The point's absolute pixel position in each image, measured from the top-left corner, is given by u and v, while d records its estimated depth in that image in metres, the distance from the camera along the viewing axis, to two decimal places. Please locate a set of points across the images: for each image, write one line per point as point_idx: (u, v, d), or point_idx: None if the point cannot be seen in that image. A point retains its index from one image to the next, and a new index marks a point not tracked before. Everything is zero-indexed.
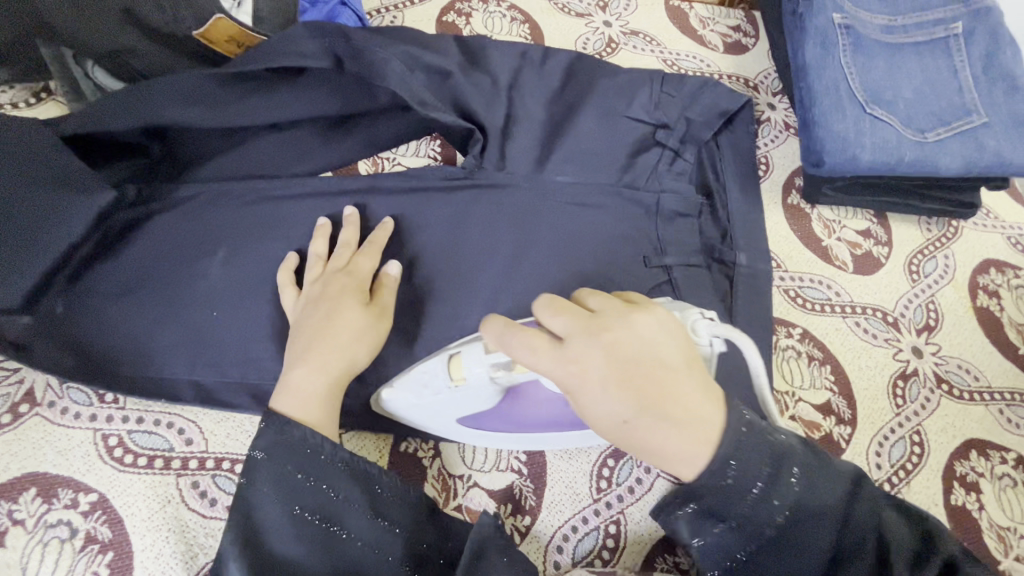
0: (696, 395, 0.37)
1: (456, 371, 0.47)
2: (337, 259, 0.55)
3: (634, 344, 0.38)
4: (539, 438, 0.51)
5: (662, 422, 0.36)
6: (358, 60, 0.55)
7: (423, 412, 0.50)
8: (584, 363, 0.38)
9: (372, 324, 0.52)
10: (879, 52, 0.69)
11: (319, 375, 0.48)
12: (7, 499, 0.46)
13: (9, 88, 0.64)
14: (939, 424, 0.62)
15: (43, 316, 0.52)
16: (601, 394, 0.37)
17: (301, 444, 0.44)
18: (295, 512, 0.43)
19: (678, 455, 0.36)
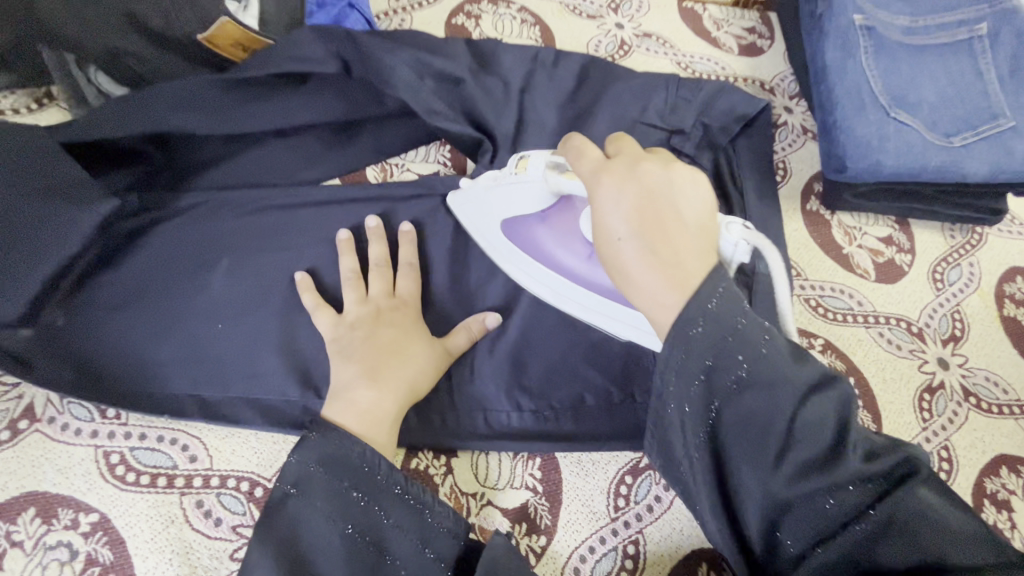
0: (695, 251, 0.38)
1: (523, 161, 0.49)
2: (382, 284, 0.54)
3: (666, 188, 0.40)
4: (559, 285, 0.53)
5: (649, 247, 0.38)
6: (366, 65, 0.54)
7: (478, 207, 0.55)
8: (613, 177, 0.41)
9: (435, 353, 0.51)
10: (902, 54, 0.67)
11: (377, 401, 0.47)
12: (4, 520, 0.44)
13: (11, 93, 0.61)
14: (968, 439, 0.59)
15: (43, 328, 0.50)
16: (610, 206, 0.40)
17: (352, 460, 0.43)
18: (347, 532, 0.41)
19: (643, 281, 0.38)
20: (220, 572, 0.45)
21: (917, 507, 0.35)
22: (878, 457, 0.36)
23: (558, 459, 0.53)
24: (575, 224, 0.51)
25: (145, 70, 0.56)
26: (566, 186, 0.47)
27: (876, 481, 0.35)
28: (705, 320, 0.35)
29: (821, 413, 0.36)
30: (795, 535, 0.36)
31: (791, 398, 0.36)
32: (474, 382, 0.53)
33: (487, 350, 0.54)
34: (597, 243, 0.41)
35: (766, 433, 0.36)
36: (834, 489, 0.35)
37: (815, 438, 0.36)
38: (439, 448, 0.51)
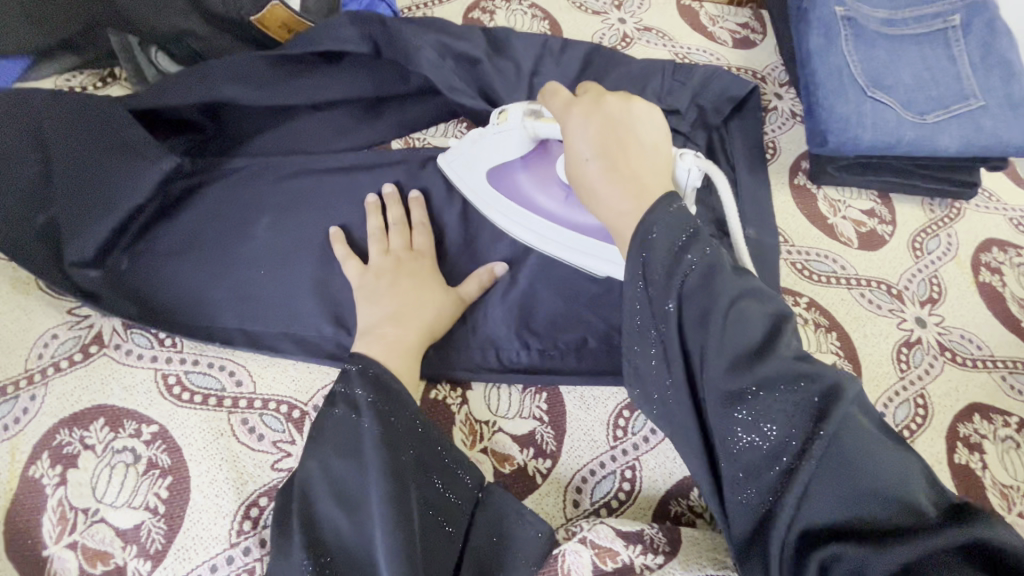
0: (652, 169, 0.45)
1: (503, 113, 0.57)
2: (401, 239, 0.60)
3: (627, 117, 0.47)
4: (543, 230, 0.59)
5: (612, 167, 0.45)
6: (394, 46, 0.61)
7: (466, 162, 0.61)
8: (579, 115, 0.49)
9: (447, 300, 0.58)
10: (880, 42, 0.73)
11: (399, 336, 0.53)
12: (78, 426, 0.50)
13: (79, 75, 0.69)
14: (943, 388, 0.64)
15: (109, 270, 0.57)
16: (579, 137, 0.48)
17: (386, 384, 0.49)
18: (383, 444, 0.45)
19: (605, 196, 0.45)
20: (263, 479, 0.50)
21: (854, 441, 0.36)
22: (813, 373, 0.37)
23: (561, 393, 0.58)
24: (553, 170, 0.59)
25: (204, 48, 0.65)
26: (543, 130, 0.55)
27: (811, 398, 0.37)
28: (658, 230, 0.41)
29: (757, 315, 0.38)
30: (743, 450, 0.38)
31: (728, 297, 0.38)
32: (486, 324, 0.59)
33: (500, 296, 0.60)
34: (571, 169, 0.49)
35: (713, 334, 0.38)
36: (773, 407, 0.37)
37: (748, 342, 0.38)
38: (455, 379, 0.57)
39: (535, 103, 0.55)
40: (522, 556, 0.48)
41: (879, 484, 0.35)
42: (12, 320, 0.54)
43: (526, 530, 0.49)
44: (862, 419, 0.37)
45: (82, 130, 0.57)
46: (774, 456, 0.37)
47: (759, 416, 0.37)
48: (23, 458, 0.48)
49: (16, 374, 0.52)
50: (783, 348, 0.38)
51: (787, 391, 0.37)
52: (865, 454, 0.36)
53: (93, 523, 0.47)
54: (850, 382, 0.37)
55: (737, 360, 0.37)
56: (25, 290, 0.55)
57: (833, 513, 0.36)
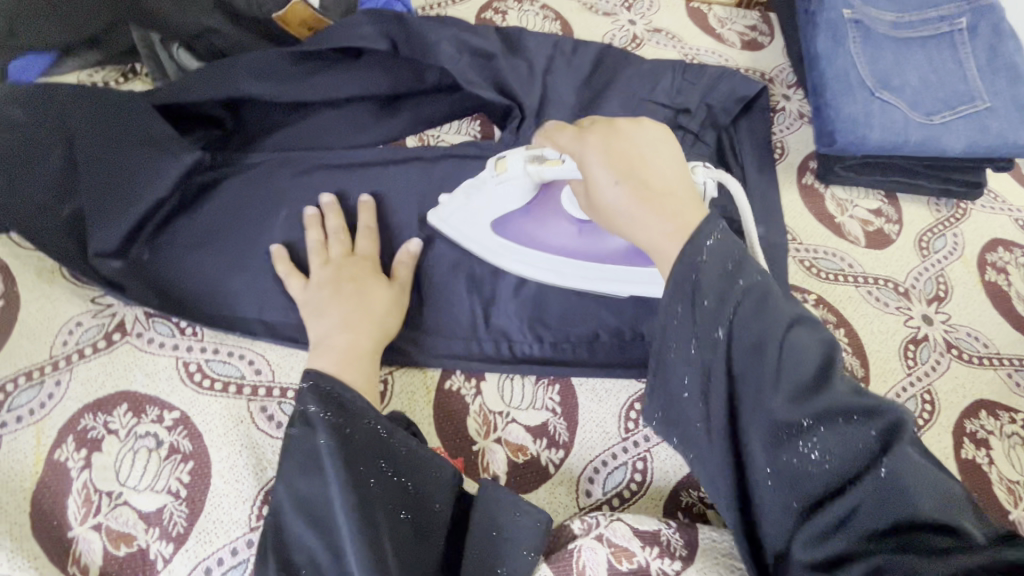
0: (682, 192, 0.44)
1: (501, 162, 0.55)
2: (341, 246, 0.59)
3: (646, 140, 0.46)
4: (562, 269, 0.59)
5: (642, 191, 0.43)
6: (411, 42, 0.63)
7: (466, 216, 0.60)
8: (594, 142, 0.47)
9: (396, 300, 0.58)
10: (887, 44, 0.74)
11: (350, 343, 0.53)
12: (102, 411, 0.51)
13: (101, 70, 0.71)
14: (950, 384, 0.65)
15: (131, 261, 0.58)
16: (598, 164, 0.46)
17: (340, 398, 0.48)
18: (342, 454, 0.44)
19: (639, 222, 0.43)
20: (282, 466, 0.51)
21: (912, 468, 0.37)
22: (876, 407, 0.39)
23: (574, 385, 0.59)
24: (557, 208, 0.58)
25: (227, 45, 0.66)
26: (549, 173, 0.53)
27: (869, 430, 0.38)
28: (708, 253, 0.40)
29: (808, 347, 0.39)
30: (798, 481, 0.39)
31: (783, 326, 0.39)
32: (500, 317, 0.60)
33: (513, 290, 0.61)
34: (593, 198, 0.47)
35: (769, 364, 0.39)
36: (829, 436, 0.38)
37: (803, 375, 0.39)
38: (470, 370, 0.59)
39: (533, 148, 0.53)
40: (522, 548, 0.47)
41: (928, 509, 0.37)
42: (37, 308, 0.55)
43: (519, 520, 0.48)
44: (914, 448, 0.39)
45: (107, 123, 0.58)
46: (828, 486, 0.38)
47: (815, 446, 0.38)
48: (48, 442, 0.50)
49: (41, 360, 0.53)
50: (838, 381, 0.39)
51: (842, 422, 0.38)
52: (918, 480, 0.37)
53: (117, 506, 0.48)
54: (904, 415, 0.39)
55: (789, 389, 0.38)
56: (50, 279, 0.57)
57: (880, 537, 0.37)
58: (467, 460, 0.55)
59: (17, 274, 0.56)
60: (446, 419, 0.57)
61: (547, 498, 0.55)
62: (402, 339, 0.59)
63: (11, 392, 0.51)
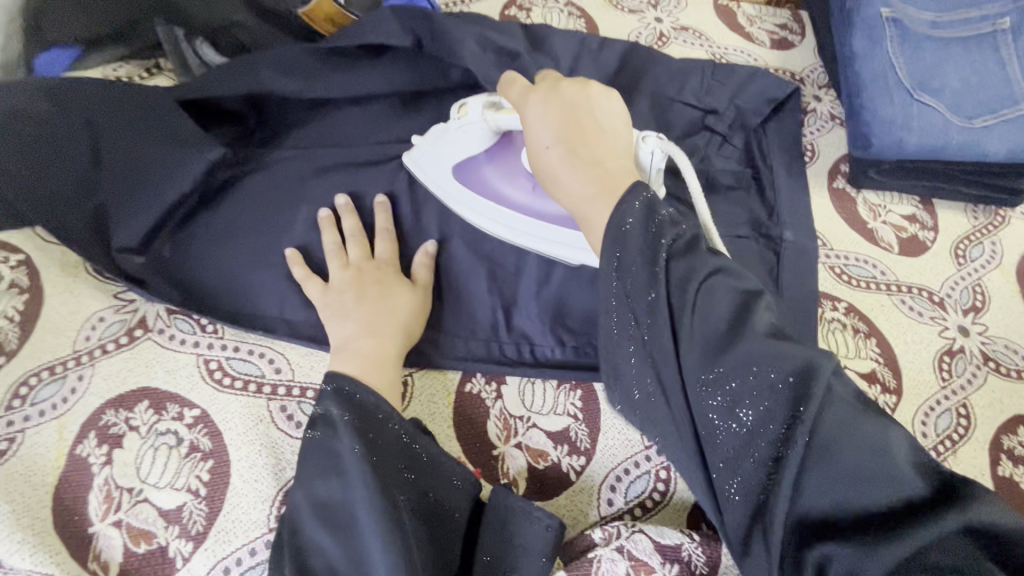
0: (615, 157, 0.45)
1: (463, 108, 0.57)
2: (359, 250, 0.59)
3: (586, 100, 0.46)
4: (515, 225, 0.58)
5: (575, 152, 0.44)
6: (438, 40, 0.61)
7: (426, 162, 0.59)
8: (534, 103, 0.47)
9: (420, 303, 0.57)
10: (926, 45, 0.71)
11: (374, 348, 0.53)
12: (124, 408, 0.51)
13: (125, 66, 0.70)
14: (987, 398, 0.63)
15: (153, 257, 0.58)
16: (539, 126, 0.46)
17: (360, 403, 0.48)
18: (369, 461, 0.45)
19: (570, 184, 0.44)
20: None
21: (836, 420, 0.35)
22: (791, 353, 0.36)
23: (597, 391, 0.58)
24: (517, 162, 0.58)
25: (252, 42, 0.66)
26: (504, 122, 0.55)
27: (788, 379, 0.36)
28: (632, 218, 0.40)
29: (726, 295, 0.38)
30: (724, 437, 0.37)
31: (699, 274, 0.38)
32: (521, 321, 0.59)
33: (534, 293, 0.60)
34: (533, 158, 0.48)
35: (686, 318, 0.38)
36: (752, 395, 0.36)
37: (718, 326, 0.37)
38: (490, 373, 0.58)
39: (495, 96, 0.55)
40: (534, 554, 0.48)
41: (866, 470, 0.34)
42: (60, 302, 0.55)
43: (534, 525, 0.48)
44: (844, 398, 0.36)
45: (132, 117, 0.58)
46: (750, 440, 0.37)
47: (732, 400, 0.37)
48: (70, 437, 0.50)
49: (64, 355, 0.53)
50: (754, 326, 0.37)
51: (762, 375, 0.36)
52: (846, 435, 0.35)
53: (137, 503, 0.48)
54: (822, 360, 0.36)
55: (710, 340, 0.37)
56: (75, 273, 0.57)
57: (816, 500, 0.35)
58: (485, 466, 0.55)
59: (40, 268, 0.56)
60: (467, 421, 0.56)
61: (570, 504, 0.54)
62: (423, 341, 0.58)
63: (34, 386, 0.51)
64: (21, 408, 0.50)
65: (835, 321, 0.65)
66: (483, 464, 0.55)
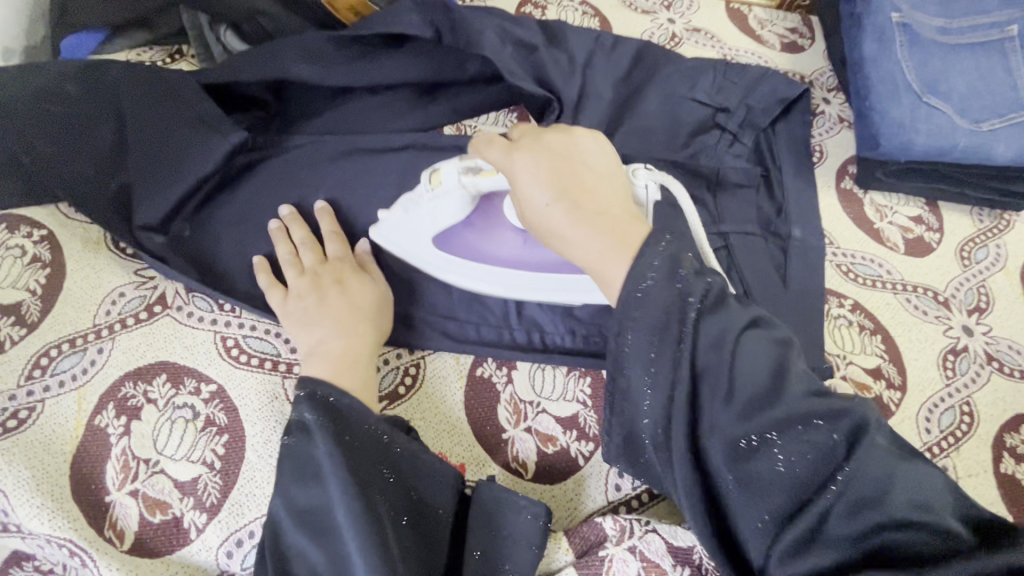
0: (619, 207, 0.45)
1: (435, 176, 0.53)
2: (313, 254, 0.58)
3: (575, 154, 0.46)
4: (513, 280, 0.57)
5: (579, 210, 0.44)
6: (456, 31, 0.63)
7: (404, 233, 0.57)
8: (522, 159, 0.46)
9: (383, 293, 0.57)
10: (934, 50, 0.72)
11: (344, 350, 0.52)
12: (143, 380, 0.52)
13: (149, 50, 0.71)
14: (990, 397, 0.64)
15: (173, 236, 0.59)
16: (532, 184, 0.45)
17: (336, 406, 0.47)
18: (345, 464, 0.44)
19: (582, 245, 0.44)
20: None
21: (876, 468, 0.40)
22: (839, 410, 0.41)
23: (606, 378, 0.59)
24: (498, 218, 0.55)
25: (275, 28, 0.68)
26: (484, 184, 0.51)
27: (832, 434, 0.40)
28: (654, 272, 0.42)
29: (763, 350, 0.42)
30: (767, 487, 0.40)
31: (737, 326, 0.42)
32: (532, 308, 0.60)
33: None
34: (530, 218, 0.47)
35: (727, 376, 0.41)
36: (789, 445, 0.40)
37: (758, 381, 0.41)
38: (501, 358, 0.58)
39: (467, 158, 0.51)
40: (522, 541, 0.49)
41: (909, 513, 0.39)
42: (82, 277, 0.56)
43: (517, 513, 0.50)
44: (881, 444, 0.41)
45: (156, 99, 0.59)
46: (796, 489, 0.40)
47: (779, 455, 0.40)
48: (89, 407, 0.50)
49: (85, 328, 0.54)
50: (790, 383, 0.41)
51: (801, 430, 0.40)
52: (889, 480, 0.39)
53: (153, 474, 0.49)
54: (857, 411, 0.41)
55: (745, 392, 0.40)
56: (96, 249, 0.58)
57: (857, 541, 0.39)
58: (470, 460, 0.55)
59: (63, 244, 0.57)
60: (477, 405, 0.57)
61: (577, 490, 0.55)
62: (435, 326, 0.59)
63: (54, 357, 0.52)
64: (41, 377, 0.51)
65: (841, 319, 0.66)
66: (492, 447, 0.56)
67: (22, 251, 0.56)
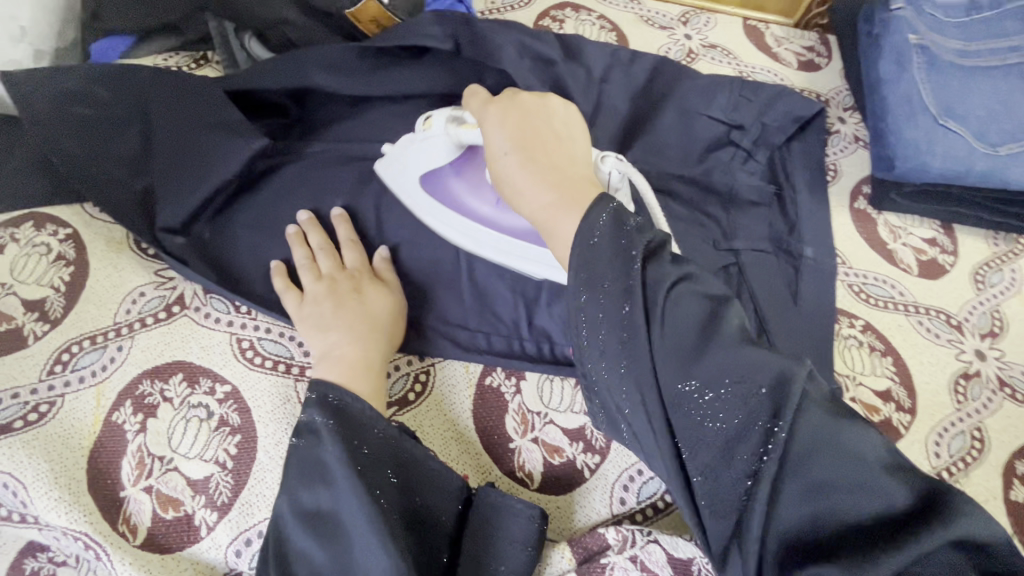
0: (576, 170, 0.47)
1: (428, 120, 0.60)
2: (330, 260, 0.59)
3: (547, 116, 0.50)
4: (477, 234, 0.60)
5: (537, 162, 0.46)
6: (476, 45, 0.64)
7: (397, 170, 0.62)
8: (496, 115, 0.51)
9: (397, 304, 0.58)
10: (953, 72, 0.72)
11: (356, 355, 0.53)
12: (159, 379, 0.53)
13: (175, 56, 0.73)
14: (1002, 423, 0.63)
15: (193, 239, 0.60)
16: (501, 136, 0.49)
17: (345, 409, 0.48)
18: (354, 467, 0.45)
19: (534, 194, 0.45)
20: None
21: (811, 424, 0.36)
22: (765, 364, 0.37)
23: None
24: (483, 176, 0.60)
25: (299, 37, 0.69)
26: (465, 136, 0.57)
27: (760, 388, 0.37)
28: (599, 229, 0.41)
29: (696, 304, 0.39)
30: (705, 440, 0.38)
31: (671, 277, 0.39)
32: (542, 319, 0.60)
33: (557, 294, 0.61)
34: (494, 168, 0.50)
35: (667, 331, 0.38)
36: (726, 399, 0.37)
37: (690, 336, 0.38)
38: (511, 368, 0.59)
39: (459, 111, 0.58)
40: (521, 551, 0.50)
41: (841, 475, 0.36)
42: (104, 276, 0.57)
43: (517, 520, 0.50)
44: (816, 400, 0.38)
45: (181, 103, 0.61)
46: (730, 446, 0.37)
47: (716, 413, 0.38)
48: (107, 404, 0.52)
49: (105, 326, 0.55)
50: (724, 334, 0.38)
51: (733, 383, 0.37)
52: (822, 441, 0.36)
53: (167, 471, 0.50)
54: (794, 369, 0.37)
55: (680, 342, 0.38)
56: (119, 249, 0.59)
57: (800, 506, 0.35)
58: (474, 467, 0.56)
59: (87, 243, 0.59)
60: (485, 414, 0.58)
61: (581, 502, 0.55)
62: (446, 335, 0.60)
63: (75, 353, 0.53)
64: (62, 372, 0.52)
65: (851, 339, 0.66)
66: (498, 456, 0.56)
67: (47, 248, 0.58)
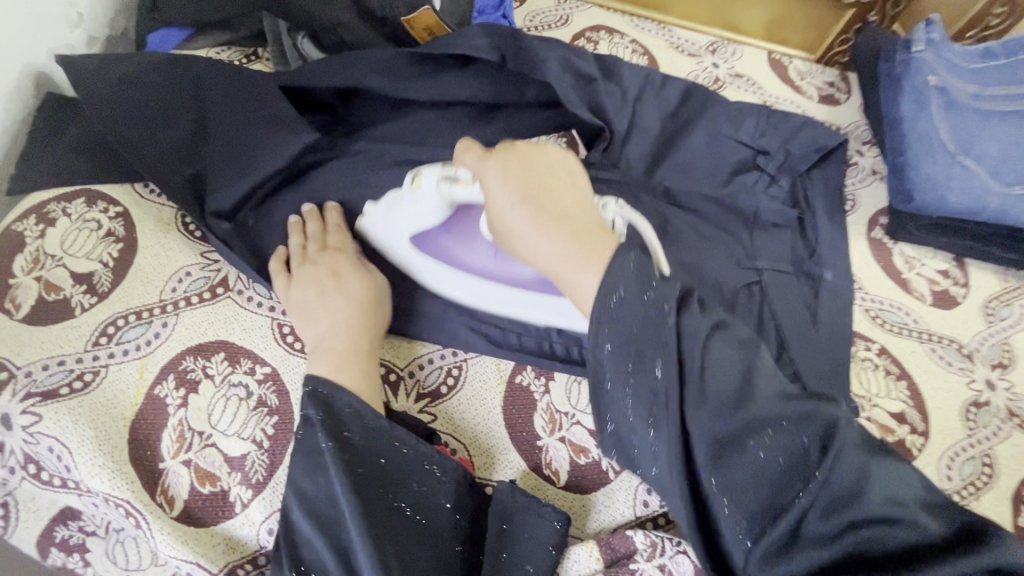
0: (584, 217, 0.48)
1: (416, 178, 0.56)
2: (318, 244, 0.60)
3: (541, 164, 0.50)
4: (483, 288, 0.60)
5: (545, 215, 0.48)
6: (520, 58, 0.67)
7: (388, 230, 0.61)
8: (488, 166, 0.50)
9: (376, 286, 0.59)
10: (969, 114, 0.76)
11: (345, 343, 0.54)
12: (202, 356, 0.54)
13: (227, 50, 0.75)
14: (1010, 451, 0.65)
15: (238, 224, 0.62)
16: (499, 188, 0.49)
17: (336, 406, 0.49)
18: (345, 462, 0.47)
19: (547, 249, 0.47)
20: None
21: (852, 465, 0.40)
22: (801, 413, 0.41)
23: None
24: (475, 226, 0.60)
25: (352, 39, 0.73)
26: (460, 194, 0.55)
27: (803, 436, 0.41)
28: (622, 289, 0.44)
29: (732, 358, 0.43)
30: (740, 484, 0.41)
31: (707, 327, 0.44)
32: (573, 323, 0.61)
33: None
34: (494, 220, 0.51)
35: (712, 389, 0.42)
36: (766, 441, 0.41)
37: (727, 386, 0.42)
38: (541, 368, 0.60)
39: (448, 166, 0.55)
40: (543, 546, 0.51)
41: (878, 511, 0.39)
42: (152, 254, 0.59)
43: (537, 521, 0.52)
44: (851, 438, 0.41)
45: (237, 95, 0.64)
46: (769, 488, 0.41)
47: (755, 450, 0.41)
48: (150, 377, 0.53)
49: (151, 302, 0.56)
50: (758, 386, 0.42)
51: (767, 428, 0.41)
52: (864, 476, 0.40)
53: (206, 446, 0.51)
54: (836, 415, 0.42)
55: (714, 383, 0.42)
56: (166, 229, 0.61)
57: (832, 541, 0.39)
58: (478, 460, 0.57)
59: (137, 221, 0.60)
60: (513, 412, 0.59)
61: (606, 502, 0.56)
62: (478, 333, 0.61)
63: (120, 326, 0.55)
64: (107, 344, 0.54)
65: (867, 363, 0.68)
66: (525, 453, 0.58)
67: (98, 224, 0.59)
